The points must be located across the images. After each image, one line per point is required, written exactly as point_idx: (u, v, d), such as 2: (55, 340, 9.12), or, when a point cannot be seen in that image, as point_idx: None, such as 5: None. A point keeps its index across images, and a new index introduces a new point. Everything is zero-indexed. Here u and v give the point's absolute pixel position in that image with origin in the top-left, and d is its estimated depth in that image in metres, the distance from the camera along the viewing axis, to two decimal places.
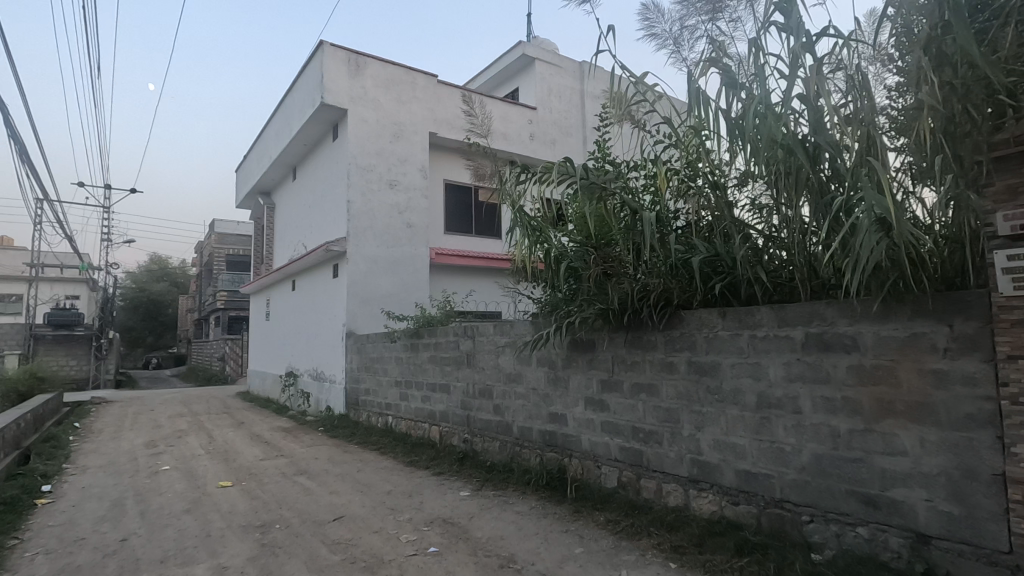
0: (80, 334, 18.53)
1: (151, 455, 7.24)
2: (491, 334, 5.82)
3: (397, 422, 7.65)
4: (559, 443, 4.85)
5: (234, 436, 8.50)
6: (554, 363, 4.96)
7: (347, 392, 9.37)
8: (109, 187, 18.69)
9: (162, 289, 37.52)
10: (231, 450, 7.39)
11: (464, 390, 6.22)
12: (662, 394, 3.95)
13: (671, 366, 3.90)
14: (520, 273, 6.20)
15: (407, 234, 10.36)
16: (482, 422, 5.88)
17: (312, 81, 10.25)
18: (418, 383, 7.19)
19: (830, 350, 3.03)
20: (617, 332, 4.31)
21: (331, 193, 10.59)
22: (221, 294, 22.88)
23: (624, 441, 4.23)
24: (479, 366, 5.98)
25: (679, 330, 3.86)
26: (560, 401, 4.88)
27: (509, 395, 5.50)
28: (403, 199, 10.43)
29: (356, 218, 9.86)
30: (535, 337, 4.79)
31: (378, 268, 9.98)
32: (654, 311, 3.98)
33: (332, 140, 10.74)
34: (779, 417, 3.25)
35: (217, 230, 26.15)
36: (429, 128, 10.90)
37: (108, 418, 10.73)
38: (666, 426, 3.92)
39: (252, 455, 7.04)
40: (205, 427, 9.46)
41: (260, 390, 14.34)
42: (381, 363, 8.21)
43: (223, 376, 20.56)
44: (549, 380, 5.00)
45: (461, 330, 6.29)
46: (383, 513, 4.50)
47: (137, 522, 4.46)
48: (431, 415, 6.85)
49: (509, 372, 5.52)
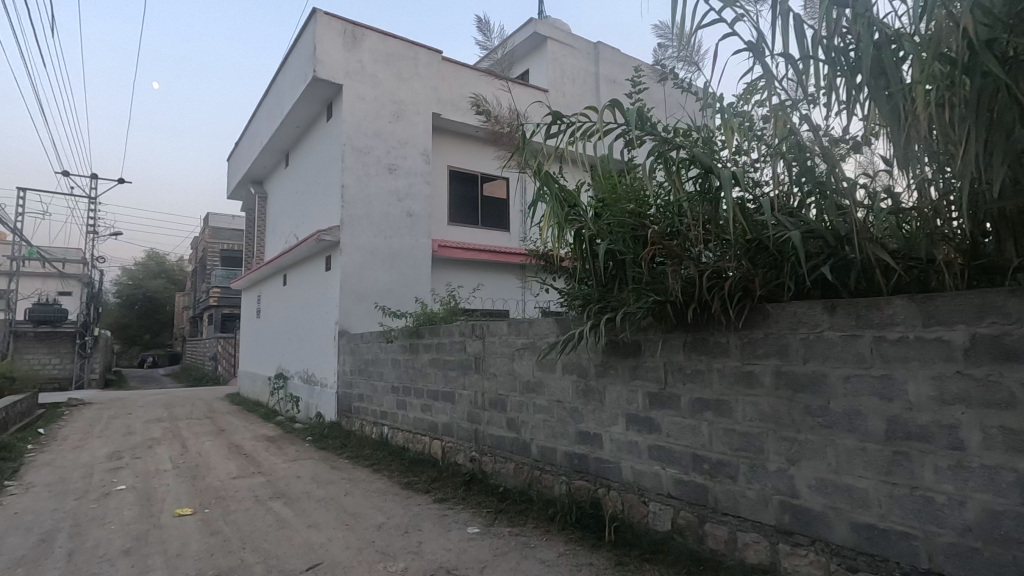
0: (64, 331, 17.64)
1: (110, 470, 6.30)
2: (504, 334, 4.88)
3: (394, 434, 6.71)
4: (592, 469, 3.91)
5: (210, 446, 7.57)
6: (584, 372, 4.02)
7: (338, 398, 8.43)
8: (95, 176, 17.69)
9: (158, 286, 36.60)
10: (203, 465, 6.45)
11: (471, 400, 5.29)
12: (738, 414, 3.01)
13: (750, 378, 2.96)
14: (541, 266, 5.23)
15: (408, 224, 9.42)
16: (493, 438, 4.94)
17: (304, 54, 9.32)
18: (417, 390, 6.26)
19: (1014, 361, 2.08)
20: (673, 332, 3.36)
21: (325, 177, 9.63)
22: (214, 291, 21.91)
23: (681, 474, 3.30)
24: (490, 371, 5.03)
25: (762, 330, 2.91)
26: (592, 418, 3.94)
27: (527, 408, 4.56)
28: (402, 184, 9.49)
29: (351, 204, 8.94)
30: (563, 341, 3.84)
31: (375, 261, 9.04)
32: (728, 305, 3.00)
33: (326, 120, 9.79)
34: (925, 454, 2.30)
35: (211, 225, 25.27)
36: (432, 108, 9.97)
37: (78, 424, 9.76)
38: (742, 457, 2.97)
39: (226, 472, 6.11)
40: (181, 435, 8.53)
41: (249, 392, 13.40)
42: (377, 366, 7.27)
43: (215, 377, 19.65)
44: (578, 392, 4.06)
45: (468, 330, 5.36)
46: (371, 559, 3.56)
47: (58, 569, 3.51)
48: (432, 428, 5.91)
49: (527, 380, 4.58)
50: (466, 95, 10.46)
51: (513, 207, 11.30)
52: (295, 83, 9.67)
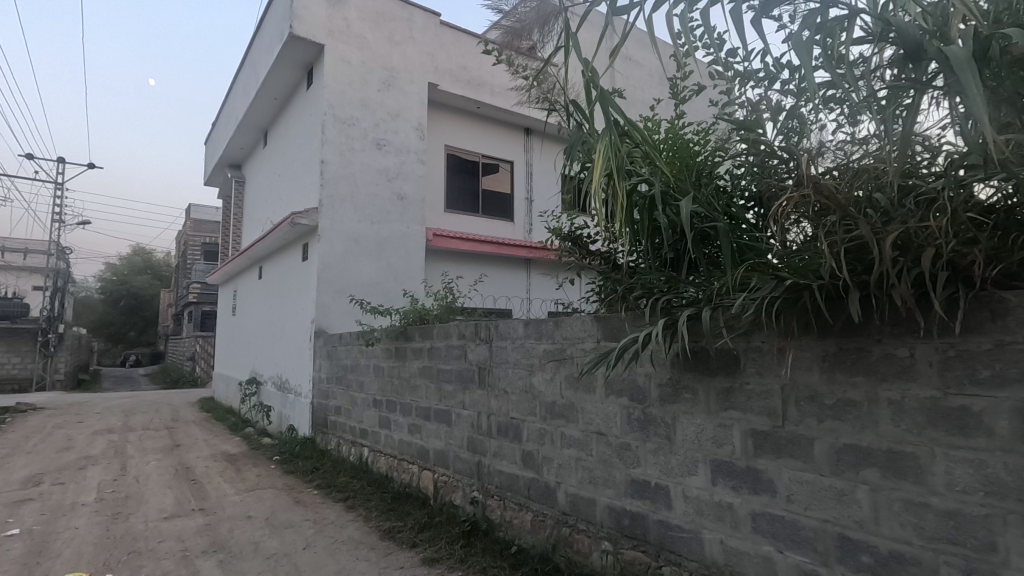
0: (24, 328, 16.23)
1: (14, 503, 4.97)
2: (519, 337, 3.65)
3: (375, 459, 5.46)
4: (654, 539, 2.68)
5: (154, 468, 6.27)
6: (640, 394, 2.79)
7: (313, 409, 7.15)
8: (60, 159, 16.27)
9: (143, 282, 34.96)
10: (135, 496, 5.15)
11: (472, 422, 4.05)
12: (936, 479, 1.78)
13: (966, 422, 1.72)
14: (569, 253, 4.00)
15: (398, 208, 8.18)
16: (502, 477, 3.70)
17: (281, 9, 8.04)
18: (403, 405, 5.00)
19: None
20: (805, 336, 2.11)
21: (305, 151, 8.35)
22: (193, 286, 20.47)
23: (813, 567, 2.07)
24: (498, 387, 3.80)
25: (994, 336, 1.67)
26: (654, 462, 2.70)
27: (551, 440, 3.33)
28: (393, 162, 8.23)
29: (332, 183, 7.67)
30: (618, 356, 2.61)
31: (359, 251, 7.78)
32: (952, 294, 1.71)
33: (306, 87, 8.50)
34: None
35: (193, 217, 23.81)
36: (428, 78, 8.72)
37: (12, 435, 8.39)
38: (946, 555, 1.75)
39: (159, 507, 4.80)
40: (127, 451, 7.24)
41: (223, 397, 12.08)
42: (356, 374, 6.00)
43: (193, 379, 18.31)
44: (631, 423, 2.83)
45: (471, 331, 4.12)
46: None
47: None
48: (422, 455, 4.67)
49: (551, 403, 3.34)
50: (467, 64, 9.20)
51: (516, 194, 10.11)
52: (272, 43, 8.40)
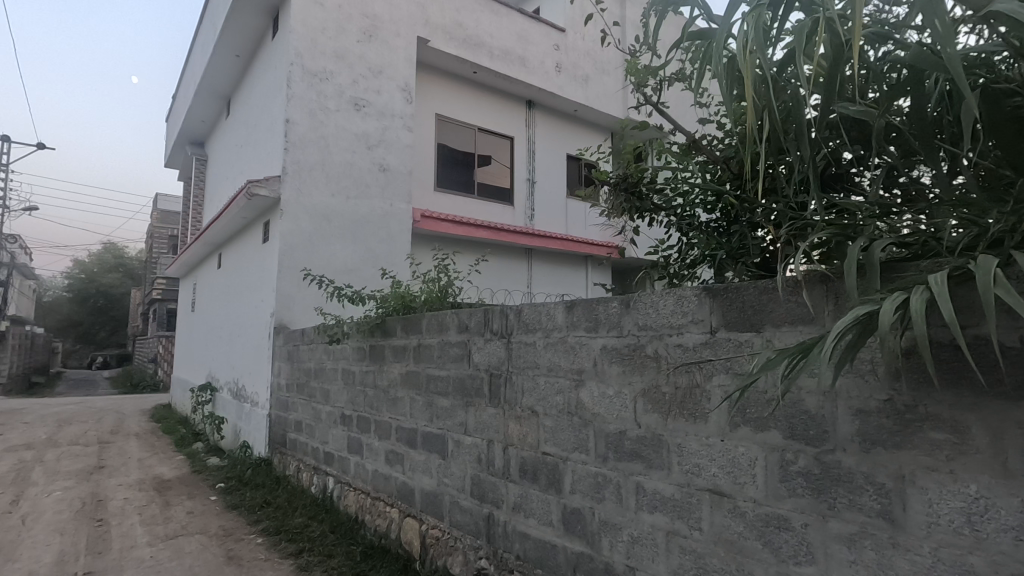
0: None
1: None
2: (557, 330, 2.35)
3: (341, 494, 4.10)
4: None
5: (55, 500, 4.84)
6: (814, 429, 1.50)
7: (270, 422, 5.78)
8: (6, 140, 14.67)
9: (113, 279, 32.98)
10: (5, 550, 3.72)
11: (479, 456, 2.72)
12: None
13: None
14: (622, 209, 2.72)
15: (380, 181, 6.84)
16: (528, 544, 2.38)
17: None
18: (380, 425, 3.66)
19: None
20: None
21: (269, 111, 6.96)
22: (157, 284, 18.79)
23: None
24: (522, 406, 2.49)
25: None
26: (850, 561, 1.40)
27: (617, 495, 2.02)
28: (374, 127, 6.90)
29: (300, 148, 6.32)
30: (824, 357, 1.24)
31: (331, 232, 6.41)
32: None
33: (271, 38, 7.13)
34: None
35: (160, 210, 22.16)
36: (419, 35, 7.42)
37: None
38: None
39: (29, 570, 3.39)
40: (32, 475, 5.77)
41: (178, 405, 10.56)
42: (320, 381, 4.63)
43: (154, 383, 16.72)
44: (792, 484, 1.53)
45: (479, 323, 2.79)
46: None
47: None
48: (404, 495, 3.33)
49: (617, 434, 2.04)
50: (464, 21, 7.90)
51: (516, 174, 8.85)
52: None
